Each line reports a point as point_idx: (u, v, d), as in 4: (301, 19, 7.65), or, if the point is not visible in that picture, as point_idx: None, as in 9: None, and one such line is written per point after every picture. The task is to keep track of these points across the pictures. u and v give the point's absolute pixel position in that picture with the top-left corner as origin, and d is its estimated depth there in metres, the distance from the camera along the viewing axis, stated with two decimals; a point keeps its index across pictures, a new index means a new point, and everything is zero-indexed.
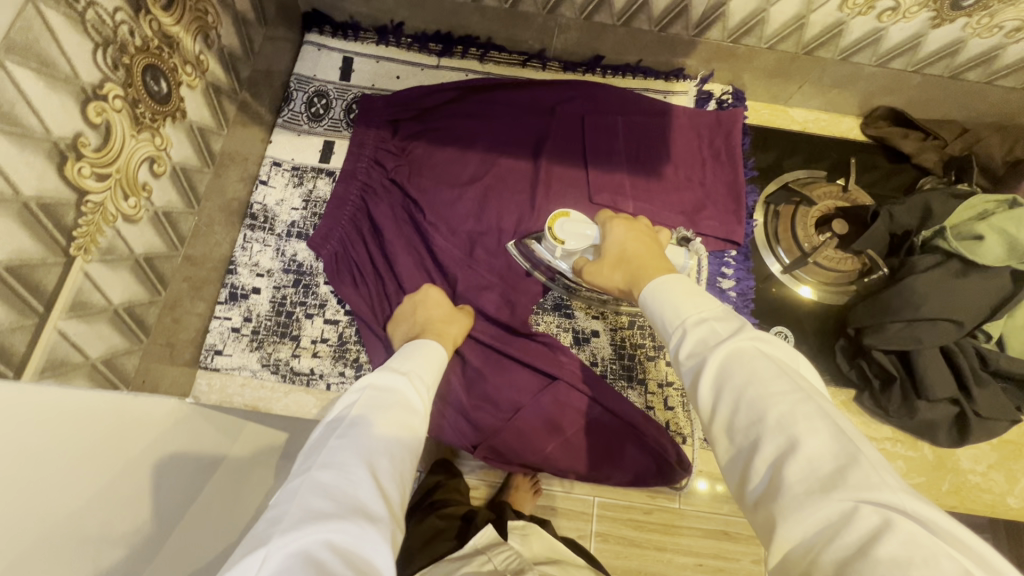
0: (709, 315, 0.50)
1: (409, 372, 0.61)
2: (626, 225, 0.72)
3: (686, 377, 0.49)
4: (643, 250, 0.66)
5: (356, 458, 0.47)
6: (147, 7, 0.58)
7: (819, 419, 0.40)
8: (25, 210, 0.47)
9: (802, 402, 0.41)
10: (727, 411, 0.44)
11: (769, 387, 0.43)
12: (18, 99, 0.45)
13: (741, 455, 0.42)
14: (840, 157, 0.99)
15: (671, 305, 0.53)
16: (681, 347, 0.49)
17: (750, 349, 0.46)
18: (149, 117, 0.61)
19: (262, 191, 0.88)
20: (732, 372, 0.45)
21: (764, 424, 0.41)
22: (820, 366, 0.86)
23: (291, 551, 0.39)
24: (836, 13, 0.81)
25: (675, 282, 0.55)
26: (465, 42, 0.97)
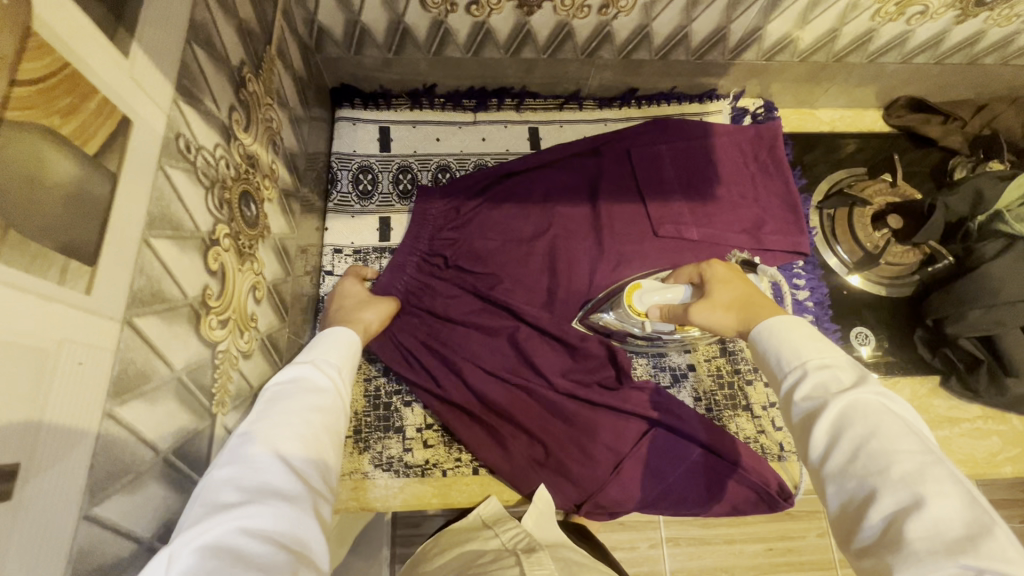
0: (832, 359, 0.46)
1: (313, 357, 0.56)
2: (725, 269, 0.68)
3: (796, 415, 0.46)
4: (747, 292, 0.62)
5: (263, 446, 0.45)
6: (236, 133, 0.55)
7: (950, 484, 0.37)
8: (180, 384, 0.44)
9: (933, 464, 0.38)
10: (842, 457, 0.41)
11: (894, 442, 0.40)
12: (163, 273, 0.41)
13: (853, 498, 0.39)
14: (872, 151, 1.03)
15: (787, 343, 0.49)
16: (796, 388, 0.46)
17: (875, 403, 0.42)
18: (248, 245, 0.57)
19: (329, 281, 0.87)
20: (853, 420, 0.42)
21: (887, 477, 0.38)
22: (904, 359, 0.90)
23: (196, 547, 0.37)
24: (868, 23, 0.84)
25: (796, 324, 0.50)
26: (499, 93, 0.96)
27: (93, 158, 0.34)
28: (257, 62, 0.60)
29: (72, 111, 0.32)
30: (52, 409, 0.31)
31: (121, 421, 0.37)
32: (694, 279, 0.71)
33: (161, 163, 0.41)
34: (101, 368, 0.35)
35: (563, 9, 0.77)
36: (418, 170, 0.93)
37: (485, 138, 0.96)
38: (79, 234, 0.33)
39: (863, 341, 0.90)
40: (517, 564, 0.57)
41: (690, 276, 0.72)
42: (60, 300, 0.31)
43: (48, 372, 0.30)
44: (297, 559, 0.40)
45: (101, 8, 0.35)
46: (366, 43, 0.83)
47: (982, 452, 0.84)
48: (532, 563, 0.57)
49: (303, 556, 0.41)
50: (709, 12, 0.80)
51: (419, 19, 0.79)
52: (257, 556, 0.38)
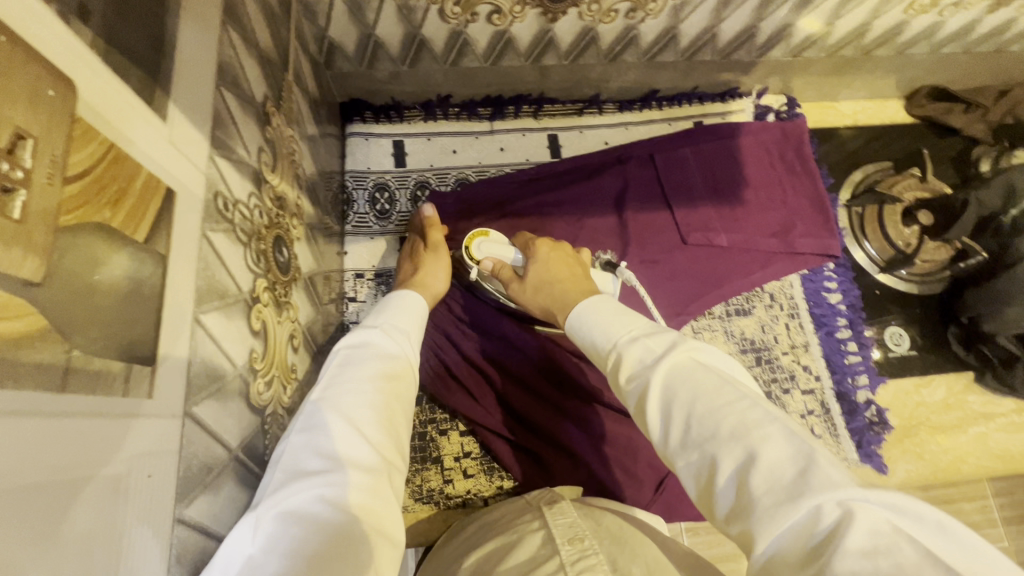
0: (639, 333, 0.42)
1: (383, 324, 0.53)
2: (551, 251, 0.62)
3: (631, 405, 0.39)
4: (567, 275, 0.58)
5: (336, 416, 0.43)
6: (265, 175, 0.51)
7: (771, 422, 0.33)
8: (237, 464, 0.41)
9: (751, 407, 0.34)
10: (677, 430, 0.35)
11: (715, 398, 0.35)
12: (215, 349, 0.38)
13: (699, 472, 0.34)
14: (897, 144, 1.01)
15: (601, 323, 0.44)
16: (620, 371, 0.40)
17: (688, 363, 0.38)
18: (284, 292, 0.54)
19: (352, 307, 0.84)
20: (677, 392, 0.36)
21: (717, 439, 0.33)
22: (938, 358, 0.89)
23: (278, 513, 0.37)
24: (900, 16, 0.82)
25: (599, 305, 0.47)
26: (517, 101, 0.92)
27: (144, 244, 0.30)
28: (277, 92, 0.56)
29: (121, 197, 0.28)
30: (127, 532, 0.28)
31: (189, 523, 0.34)
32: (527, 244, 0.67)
33: (204, 228, 0.38)
34: (169, 473, 0.32)
35: (589, 14, 0.73)
36: (437, 184, 0.90)
37: (503, 148, 0.93)
38: (137, 335, 0.29)
39: (898, 341, 0.89)
40: (539, 518, 0.56)
41: (524, 244, 0.68)
42: (128, 413, 0.28)
43: (120, 496, 0.28)
44: (374, 527, 0.39)
45: (139, 72, 0.31)
46: (379, 57, 0.79)
47: (1016, 446, 0.85)
48: (555, 514, 0.55)
49: (380, 524, 0.40)
50: (740, 12, 0.77)
51: (437, 31, 0.74)
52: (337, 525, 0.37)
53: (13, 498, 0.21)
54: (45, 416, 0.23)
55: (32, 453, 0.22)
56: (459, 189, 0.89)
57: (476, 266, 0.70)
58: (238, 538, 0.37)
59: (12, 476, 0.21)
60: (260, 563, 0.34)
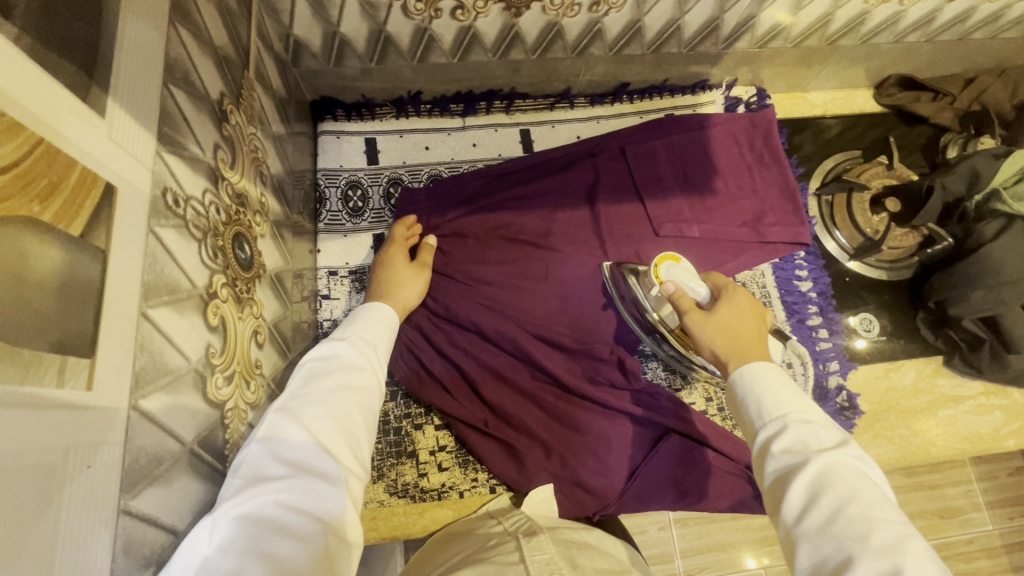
0: (814, 418, 0.45)
1: (351, 334, 0.53)
2: (748, 305, 0.61)
3: (769, 471, 0.44)
4: (755, 330, 0.58)
5: (298, 425, 0.43)
6: (222, 173, 0.51)
7: (924, 560, 0.36)
8: (193, 457, 0.41)
9: (907, 535, 0.38)
10: (820, 516, 0.40)
11: (873, 508, 0.39)
12: (164, 343, 0.38)
13: (829, 560, 0.38)
14: (867, 133, 1.02)
15: (772, 394, 0.48)
16: (774, 440, 0.45)
17: (851, 467, 0.42)
18: (245, 288, 0.54)
19: (326, 305, 0.84)
20: (832, 484, 0.41)
21: (864, 543, 0.37)
22: (908, 342, 0.90)
23: (235, 517, 0.38)
24: (862, 5, 0.83)
25: (778, 377, 0.49)
26: (487, 96, 0.93)
27: (79, 237, 0.31)
28: (236, 91, 0.57)
29: (52, 191, 0.29)
30: (65, 522, 0.28)
31: (137, 514, 0.34)
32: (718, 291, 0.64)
33: (151, 224, 0.38)
34: (113, 466, 0.32)
35: (552, 8, 0.74)
36: (409, 181, 0.91)
37: (475, 143, 0.93)
38: (71, 327, 0.29)
39: (868, 327, 0.90)
40: (518, 550, 0.57)
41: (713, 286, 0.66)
42: (66, 404, 0.29)
43: (56, 486, 0.28)
44: (330, 533, 0.40)
45: (72, 68, 0.31)
46: (346, 54, 0.79)
47: (985, 428, 0.86)
48: (533, 549, 0.56)
49: (337, 531, 0.41)
50: (702, 4, 0.77)
51: (401, 27, 0.75)
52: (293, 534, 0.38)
53: None
54: None
55: None
56: (431, 184, 0.89)
57: (658, 284, 0.65)
58: (195, 539, 0.38)
59: None
60: (215, 563, 0.36)
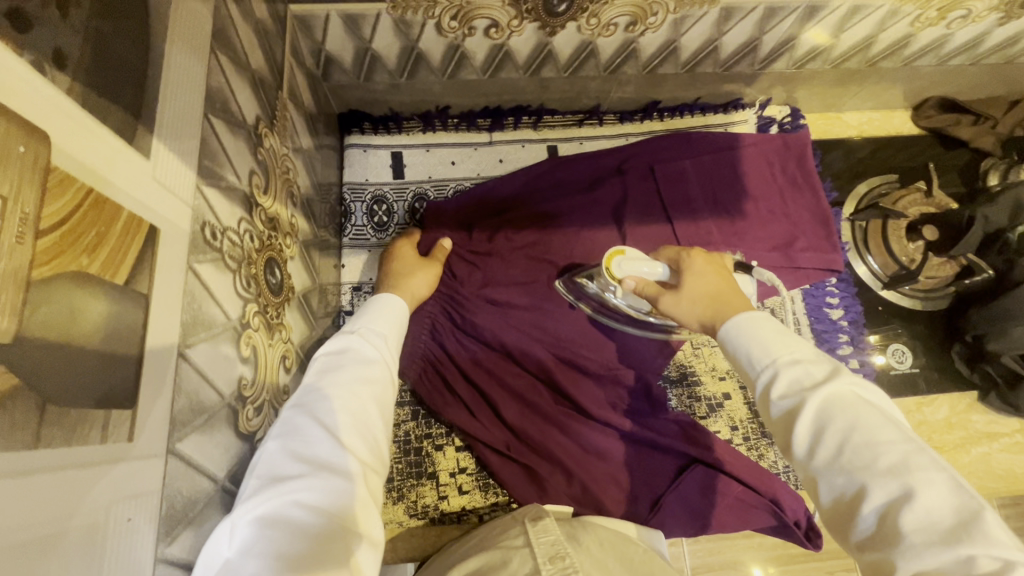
0: (805, 353, 0.41)
1: (361, 328, 0.52)
2: (707, 261, 0.60)
3: (772, 414, 0.40)
4: (725, 288, 0.55)
5: (311, 421, 0.42)
6: (256, 198, 0.50)
7: (934, 470, 0.33)
8: (225, 495, 0.41)
9: (915, 451, 0.34)
10: (827, 450, 0.37)
11: (877, 433, 0.35)
12: (200, 382, 0.38)
13: (842, 494, 0.35)
14: (904, 155, 0.99)
15: (758, 338, 0.43)
16: (771, 385, 0.40)
17: (849, 395, 0.38)
18: (275, 314, 0.54)
19: (350, 321, 0.84)
20: (834, 418, 0.37)
21: (872, 469, 0.34)
22: (942, 375, 0.88)
23: (253, 519, 0.37)
24: (907, 28, 0.80)
25: (766, 321, 0.44)
26: (515, 111, 0.92)
27: (123, 287, 0.30)
28: (270, 112, 0.56)
29: (99, 243, 0.28)
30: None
31: (172, 561, 0.34)
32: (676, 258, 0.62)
33: (190, 261, 0.38)
34: (150, 516, 0.32)
35: (588, 28, 0.73)
36: (435, 196, 0.90)
37: (502, 159, 0.92)
38: (115, 380, 0.29)
39: (900, 358, 0.88)
40: (522, 534, 0.56)
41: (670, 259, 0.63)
42: (109, 460, 0.28)
43: (99, 545, 0.27)
44: (350, 530, 0.39)
45: (119, 112, 0.31)
46: (376, 69, 0.78)
47: (1020, 467, 0.84)
48: (538, 532, 0.56)
49: (357, 527, 0.39)
50: (742, 25, 0.75)
51: (434, 44, 0.74)
52: (311, 531, 0.37)
53: None
54: (19, 474, 0.23)
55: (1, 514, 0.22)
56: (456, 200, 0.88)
57: (618, 284, 0.64)
58: (214, 545, 0.37)
59: None
60: (234, 568, 0.34)
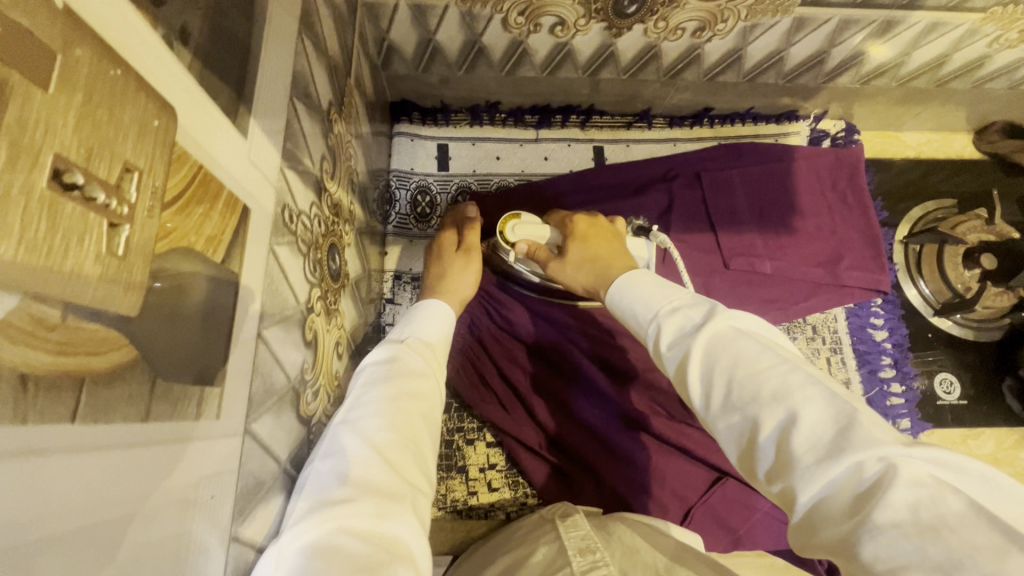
0: (682, 302, 0.40)
1: (406, 335, 0.53)
2: (589, 227, 0.62)
3: (670, 372, 0.38)
4: (602, 247, 0.58)
5: (358, 442, 0.41)
6: (325, 183, 0.51)
7: (812, 383, 0.31)
8: (285, 476, 0.41)
9: (792, 369, 0.32)
10: (718, 393, 0.34)
11: (755, 361, 0.33)
12: (273, 363, 0.38)
13: (737, 432, 0.33)
14: (963, 180, 0.96)
15: (643, 296, 0.42)
16: (660, 339, 0.39)
17: (727, 330, 0.36)
18: (333, 300, 0.54)
19: (390, 310, 0.84)
20: (717, 357, 0.35)
21: (758, 399, 0.32)
22: (991, 409, 0.85)
23: (302, 546, 0.35)
24: (983, 49, 0.77)
25: (645, 281, 0.44)
26: (565, 110, 0.91)
27: (220, 264, 0.30)
28: (339, 97, 0.56)
29: (205, 219, 0.28)
30: (191, 555, 0.28)
31: (243, 539, 0.34)
32: (564, 223, 0.65)
33: (271, 242, 0.38)
34: (228, 493, 0.32)
35: (655, 31, 0.72)
36: (478, 189, 0.90)
37: (548, 157, 0.92)
38: (209, 357, 0.29)
39: (948, 388, 0.85)
40: (552, 530, 0.55)
41: (559, 223, 0.66)
42: (200, 437, 0.28)
43: (190, 518, 0.28)
44: (400, 557, 0.36)
45: (228, 91, 0.31)
46: (436, 61, 0.78)
47: None
48: (567, 527, 0.55)
49: (407, 556, 0.37)
50: (812, 37, 0.73)
51: (498, 39, 0.73)
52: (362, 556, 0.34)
53: (107, 528, 0.21)
54: (135, 445, 0.23)
55: (121, 485, 0.22)
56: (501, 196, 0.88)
57: (509, 249, 0.66)
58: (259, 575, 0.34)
59: (105, 510, 0.21)
60: None
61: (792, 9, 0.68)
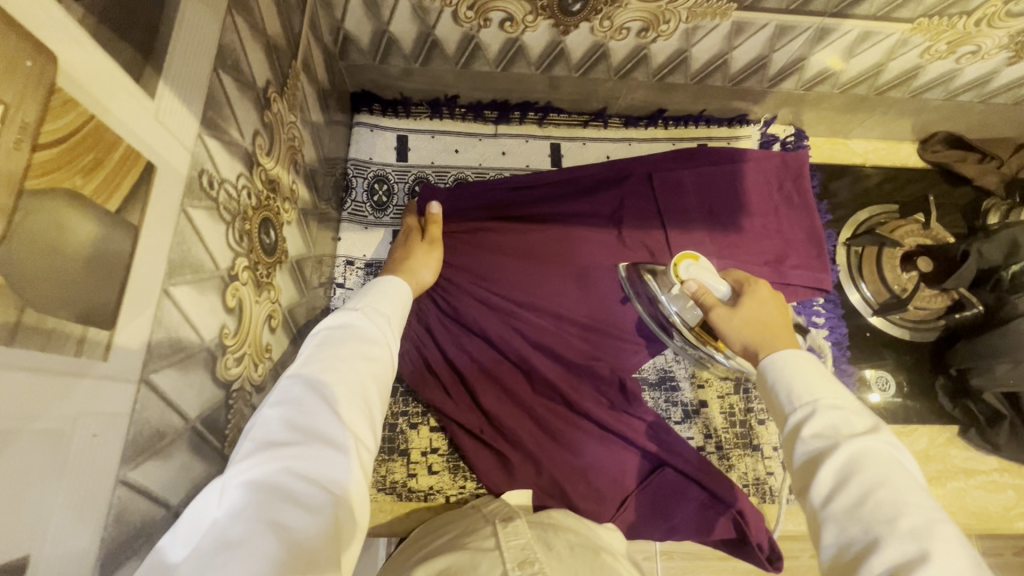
0: (844, 405, 0.42)
1: (364, 305, 0.52)
2: (772, 295, 0.58)
3: (796, 458, 0.41)
4: (781, 321, 0.54)
5: (309, 393, 0.42)
6: (258, 159, 0.52)
7: (956, 542, 0.34)
8: (194, 434, 0.42)
9: (940, 520, 0.35)
10: (848, 498, 0.37)
11: (904, 493, 0.36)
12: (181, 320, 0.39)
13: (855, 542, 0.36)
14: (905, 188, 0.99)
15: (804, 378, 0.45)
16: (805, 424, 0.42)
17: (883, 453, 0.39)
18: (266, 273, 0.55)
19: (339, 294, 0.85)
20: (861, 468, 0.38)
21: (892, 526, 0.35)
22: (924, 407, 0.87)
23: (245, 481, 0.38)
24: (916, 60, 0.81)
25: (809, 364, 0.46)
26: (522, 107, 0.93)
27: (115, 214, 0.32)
28: (281, 80, 0.58)
29: (95, 167, 0.30)
30: (66, 486, 0.29)
31: (133, 485, 0.35)
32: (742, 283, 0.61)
33: (184, 204, 0.39)
34: (115, 436, 0.33)
35: (601, 30, 0.74)
36: (435, 181, 0.91)
37: (505, 152, 0.94)
38: (96, 299, 0.30)
39: (883, 386, 0.88)
40: (494, 535, 0.55)
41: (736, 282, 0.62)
42: (80, 374, 0.30)
43: (64, 451, 0.29)
44: (341, 507, 0.39)
45: (129, 50, 0.33)
46: (392, 53, 0.80)
47: (995, 506, 0.84)
48: (507, 534, 0.54)
49: (350, 504, 0.40)
50: (752, 41, 0.76)
51: (449, 32, 0.75)
52: (304, 500, 0.37)
53: None
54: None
55: None
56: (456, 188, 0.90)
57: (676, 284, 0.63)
58: (202, 503, 0.37)
59: None
60: (223, 530, 0.35)
61: (729, 12, 0.70)
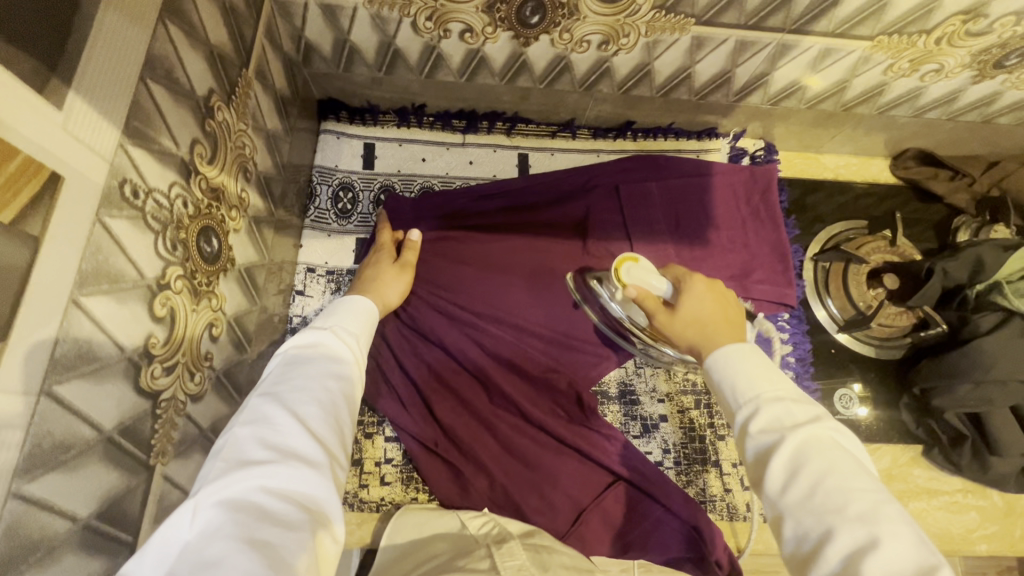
0: (786, 394, 0.42)
1: (332, 325, 0.53)
2: (708, 287, 0.58)
3: (750, 452, 0.40)
4: (720, 318, 0.54)
5: (282, 411, 0.42)
6: (197, 167, 0.52)
7: (902, 525, 0.34)
8: (110, 445, 0.42)
9: (885, 502, 0.35)
10: (798, 490, 0.37)
11: (849, 480, 0.36)
12: (94, 330, 0.39)
13: (809, 535, 0.35)
14: (875, 204, 0.99)
15: (746, 373, 0.44)
16: (752, 419, 0.41)
17: (827, 439, 0.38)
18: (205, 282, 0.55)
19: (299, 301, 0.85)
20: (807, 459, 0.37)
21: (841, 514, 0.34)
22: (889, 425, 0.87)
23: (218, 501, 0.36)
24: (879, 77, 0.81)
25: (751, 356, 0.45)
26: (491, 116, 0.93)
27: (8, 227, 0.32)
28: (228, 88, 0.58)
29: None
30: None
31: (28, 498, 0.35)
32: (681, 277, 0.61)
33: (99, 215, 0.39)
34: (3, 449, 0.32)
35: (561, 42, 0.74)
36: (401, 189, 0.91)
37: (472, 161, 0.94)
38: None
39: (847, 404, 0.87)
40: (489, 557, 0.55)
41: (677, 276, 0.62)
42: None
43: None
44: (322, 525, 0.38)
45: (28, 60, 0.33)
46: (355, 61, 0.80)
47: (956, 527, 0.83)
48: (503, 556, 0.55)
49: (329, 522, 0.38)
50: (714, 55, 0.76)
51: (411, 42, 0.76)
52: (283, 518, 0.36)
53: None
54: None
55: None
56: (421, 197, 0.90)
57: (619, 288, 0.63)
58: (170, 528, 0.35)
59: None
60: (197, 550, 0.33)
61: (688, 27, 0.70)
